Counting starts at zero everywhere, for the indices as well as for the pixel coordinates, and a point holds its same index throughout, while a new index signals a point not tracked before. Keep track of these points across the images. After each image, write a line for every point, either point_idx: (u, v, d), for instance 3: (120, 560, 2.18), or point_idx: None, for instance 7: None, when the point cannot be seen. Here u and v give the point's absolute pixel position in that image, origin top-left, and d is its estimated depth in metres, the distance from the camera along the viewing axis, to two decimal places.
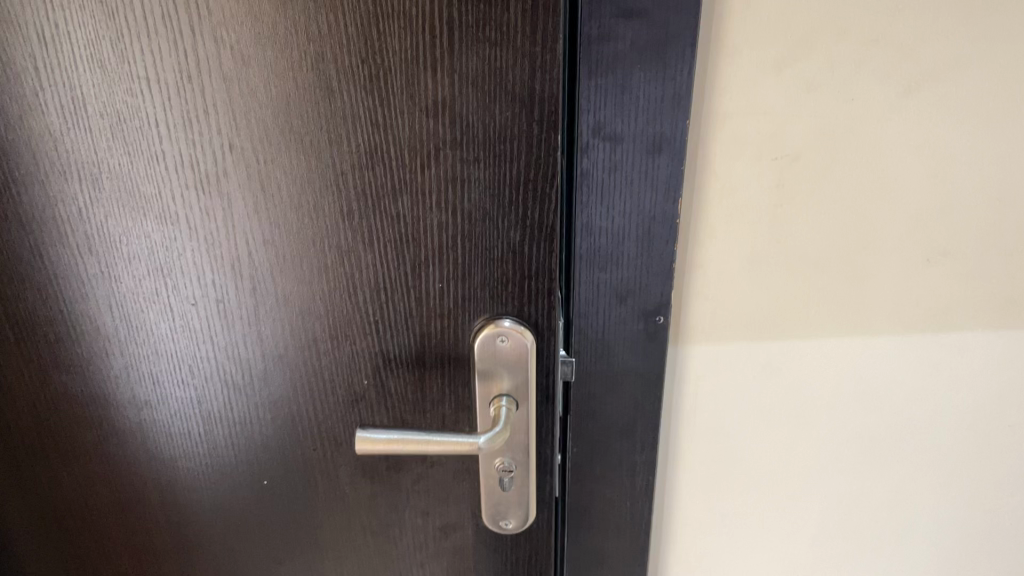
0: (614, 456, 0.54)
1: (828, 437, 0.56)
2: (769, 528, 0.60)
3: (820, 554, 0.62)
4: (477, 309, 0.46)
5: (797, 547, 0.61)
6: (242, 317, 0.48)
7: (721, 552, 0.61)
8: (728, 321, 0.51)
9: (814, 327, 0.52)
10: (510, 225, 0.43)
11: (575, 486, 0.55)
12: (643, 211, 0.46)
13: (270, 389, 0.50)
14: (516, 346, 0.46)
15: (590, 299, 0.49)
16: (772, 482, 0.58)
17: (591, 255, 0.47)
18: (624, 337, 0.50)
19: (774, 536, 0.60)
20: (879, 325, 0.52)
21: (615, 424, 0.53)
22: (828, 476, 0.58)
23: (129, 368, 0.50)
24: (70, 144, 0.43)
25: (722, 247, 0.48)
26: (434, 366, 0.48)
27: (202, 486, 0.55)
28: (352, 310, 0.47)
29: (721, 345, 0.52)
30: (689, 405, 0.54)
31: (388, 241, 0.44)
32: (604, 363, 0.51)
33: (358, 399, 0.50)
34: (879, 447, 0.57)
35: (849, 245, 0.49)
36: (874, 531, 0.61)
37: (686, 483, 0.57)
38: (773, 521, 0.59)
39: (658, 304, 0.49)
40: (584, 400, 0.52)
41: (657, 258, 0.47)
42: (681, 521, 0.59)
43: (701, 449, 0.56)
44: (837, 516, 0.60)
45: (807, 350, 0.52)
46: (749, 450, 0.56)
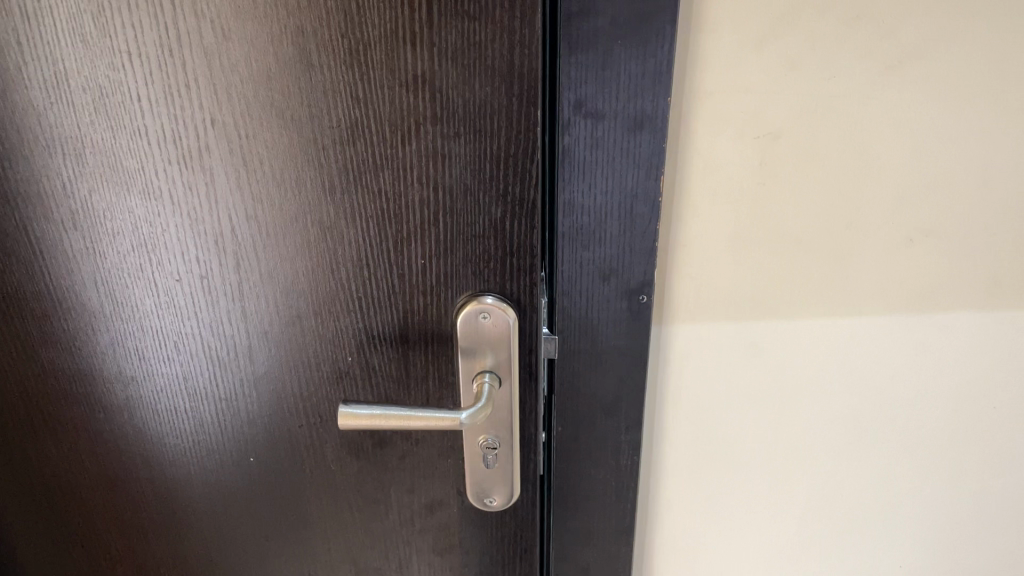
0: (598, 434, 0.54)
1: (813, 418, 0.56)
2: (755, 508, 0.60)
3: (805, 535, 0.62)
4: (459, 286, 0.46)
5: (783, 527, 0.61)
6: (226, 292, 0.48)
7: (707, 533, 0.61)
8: (711, 300, 0.51)
9: (798, 306, 0.52)
10: (491, 201, 0.43)
11: (560, 464, 0.55)
12: (625, 189, 0.46)
13: (255, 366, 0.51)
14: (498, 323, 0.46)
15: (574, 278, 0.49)
16: (757, 462, 0.58)
17: (574, 233, 0.47)
18: (608, 315, 0.50)
19: (760, 516, 0.60)
20: (863, 305, 0.52)
21: (600, 402, 0.53)
22: (813, 457, 0.58)
23: (115, 344, 0.51)
24: (54, 119, 0.43)
25: (705, 226, 0.49)
26: (418, 343, 0.48)
27: (189, 462, 0.55)
28: (336, 286, 0.47)
29: (705, 324, 0.52)
30: (673, 384, 0.54)
31: (370, 217, 0.44)
32: (587, 341, 0.51)
33: (343, 375, 0.50)
34: (864, 428, 0.57)
35: (833, 223, 0.49)
36: (860, 512, 0.61)
37: (672, 462, 0.58)
38: (758, 502, 0.60)
39: (642, 283, 0.49)
40: (568, 379, 0.52)
41: (639, 236, 0.47)
42: (667, 501, 0.59)
43: (686, 429, 0.56)
44: (823, 496, 0.60)
45: (792, 330, 0.53)
46: (734, 430, 0.56)
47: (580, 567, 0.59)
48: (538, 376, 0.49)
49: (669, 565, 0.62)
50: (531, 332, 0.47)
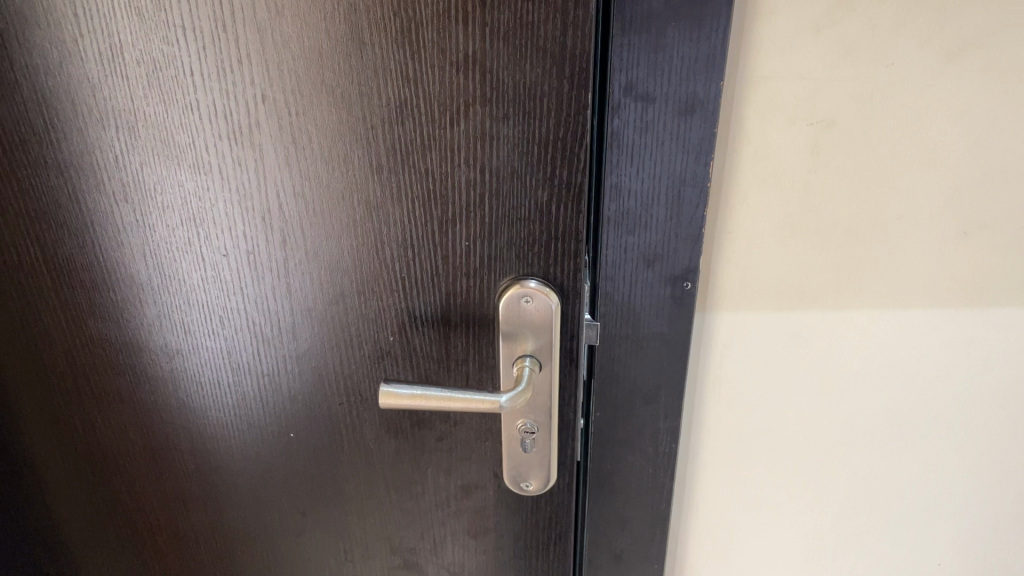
0: (636, 422, 0.54)
1: (855, 413, 0.55)
2: (792, 503, 0.59)
3: (843, 531, 0.61)
4: (502, 269, 0.46)
5: (819, 523, 0.60)
6: (271, 269, 0.48)
7: (741, 526, 0.60)
8: (756, 290, 0.50)
9: (845, 299, 0.51)
10: (537, 184, 0.43)
11: (597, 451, 0.55)
12: (673, 174, 0.45)
13: (298, 343, 0.51)
14: (541, 308, 0.46)
15: (617, 264, 0.48)
16: (797, 455, 0.57)
17: (619, 217, 0.47)
18: (650, 302, 0.49)
19: (797, 511, 0.60)
20: (912, 299, 0.51)
21: (639, 390, 0.53)
22: (854, 452, 0.57)
23: (162, 317, 0.52)
24: (108, 92, 0.44)
25: (753, 214, 0.48)
26: (459, 325, 0.48)
27: (230, 436, 0.56)
28: (379, 266, 0.47)
29: (750, 314, 0.51)
30: (714, 374, 0.54)
31: (416, 197, 0.44)
32: (629, 328, 0.50)
33: (384, 355, 0.50)
34: (907, 425, 0.56)
35: (884, 215, 0.48)
36: (899, 509, 0.60)
37: (709, 453, 0.57)
38: (795, 497, 0.59)
39: (686, 270, 0.48)
40: (607, 365, 0.52)
41: (686, 222, 0.47)
42: (703, 493, 0.59)
43: (725, 420, 0.56)
44: (861, 493, 0.59)
45: (837, 323, 0.52)
46: (774, 422, 0.56)
47: (614, 556, 0.59)
48: (579, 361, 0.49)
49: (702, 559, 0.62)
50: (573, 318, 0.47)
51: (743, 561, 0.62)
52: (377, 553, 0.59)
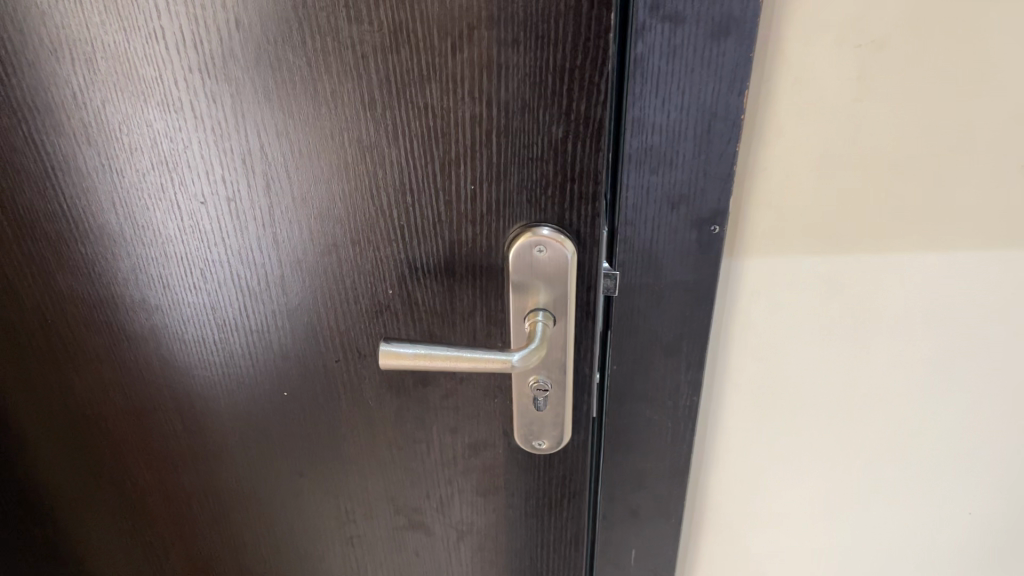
0: (656, 374, 0.50)
1: (889, 361, 0.52)
2: (818, 455, 0.56)
3: (872, 486, 0.58)
4: (512, 215, 0.42)
5: (848, 477, 0.57)
6: (255, 217, 0.44)
7: (764, 481, 0.57)
8: (790, 232, 0.46)
9: (887, 241, 0.46)
10: (551, 119, 0.38)
11: (613, 405, 0.52)
12: (703, 105, 0.40)
13: (288, 298, 0.47)
14: (555, 257, 0.42)
15: (638, 206, 0.44)
16: (824, 405, 0.54)
17: (642, 154, 0.42)
18: (674, 248, 0.45)
19: (824, 464, 0.56)
20: (960, 239, 0.47)
21: (660, 341, 0.49)
22: (886, 401, 0.54)
23: (137, 270, 0.47)
24: (60, 18, 0.39)
25: (790, 148, 0.43)
26: (464, 277, 0.44)
27: (217, 395, 0.52)
28: (376, 212, 0.42)
29: (781, 258, 0.47)
30: (741, 323, 0.50)
31: (415, 135, 0.40)
32: (650, 275, 0.46)
33: (383, 309, 0.46)
34: (945, 374, 0.52)
35: (934, 148, 0.43)
36: (933, 463, 0.56)
37: (732, 404, 0.54)
38: (822, 449, 0.56)
39: (714, 212, 0.44)
40: (626, 316, 0.48)
41: (715, 159, 0.42)
42: (725, 445, 0.56)
43: (750, 370, 0.52)
44: (892, 446, 0.56)
45: (875, 267, 0.47)
46: (802, 372, 0.52)
47: (630, 510, 0.56)
48: (596, 314, 0.45)
49: (722, 514, 0.59)
50: (590, 267, 0.43)
51: (766, 516, 0.59)
52: (380, 512, 0.56)
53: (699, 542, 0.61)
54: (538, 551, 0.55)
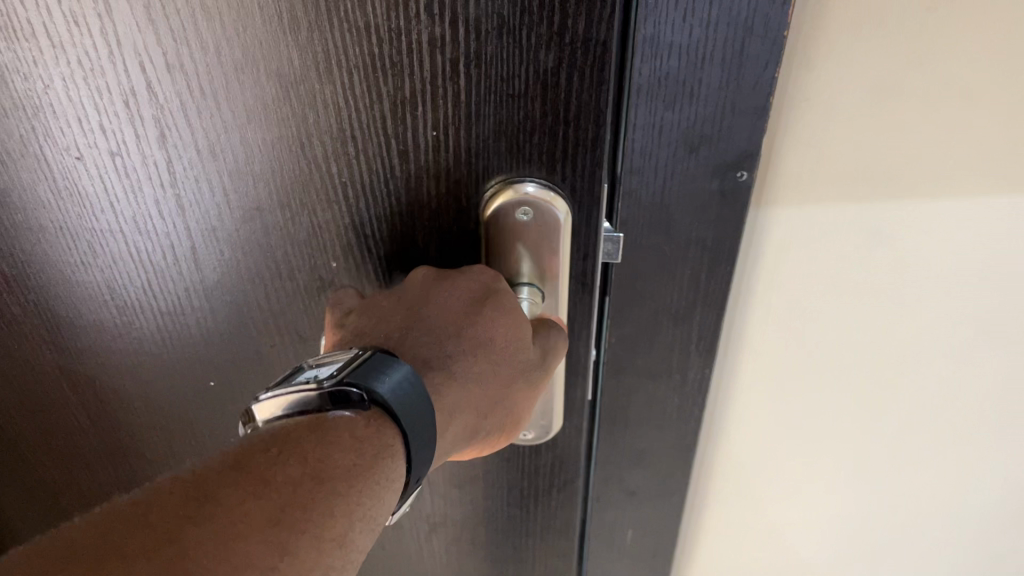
0: (661, 345, 0.42)
1: (938, 332, 0.43)
2: (848, 432, 0.48)
3: (909, 469, 0.50)
4: (487, 168, 0.32)
5: (880, 458, 0.49)
6: (150, 175, 0.34)
7: (776, 459, 0.50)
8: (830, 175, 0.37)
9: (950, 185, 0.38)
10: (540, 42, 0.28)
11: (609, 380, 0.44)
12: (736, 19, 0.31)
13: (204, 271, 0.37)
14: (542, 220, 0.32)
15: (647, 150, 0.34)
16: (860, 379, 0.45)
17: (653, 85, 0.32)
18: (689, 201, 0.36)
19: (853, 442, 0.49)
20: None
21: (668, 307, 0.40)
22: (934, 376, 0.45)
23: (9, 241, 0.37)
24: None
25: (838, 68, 0.34)
26: (428, 245, 0.35)
27: (126, 385, 0.43)
28: (308, 168, 0.32)
29: (819, 205, 0.38)
30: (765, 280, 0.42)
31: (354, 66, 0.29)
32: (660, 232, 0.37)
33: (325, 285, 0.37)
34: (1009, 350, 0.44)
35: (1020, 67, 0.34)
36: (985, 446, 0.48)
37: (749, 372, 0.46)
38: (852, 426, 0.48)
39: (740, 156, 0.35)
40: (628, 280, 0.39)
41: (746, 89, 0.33)
42: (733, 418, 0.48)
43: (769, 337, 0.44)
44: (937, 426, 0.47)
45: (929, 217, 0.39)
46: (831, 341, 0.44)
47: (627, 491, 0.49)
48: (593, 288, 0.36)
49: (726, 491, 0.52)
50: (589, 229, 0.33)
51: (777, 498, 0.52)
52: None
53: (700, 519, 0.54)
54: (524, 540, 0.48)
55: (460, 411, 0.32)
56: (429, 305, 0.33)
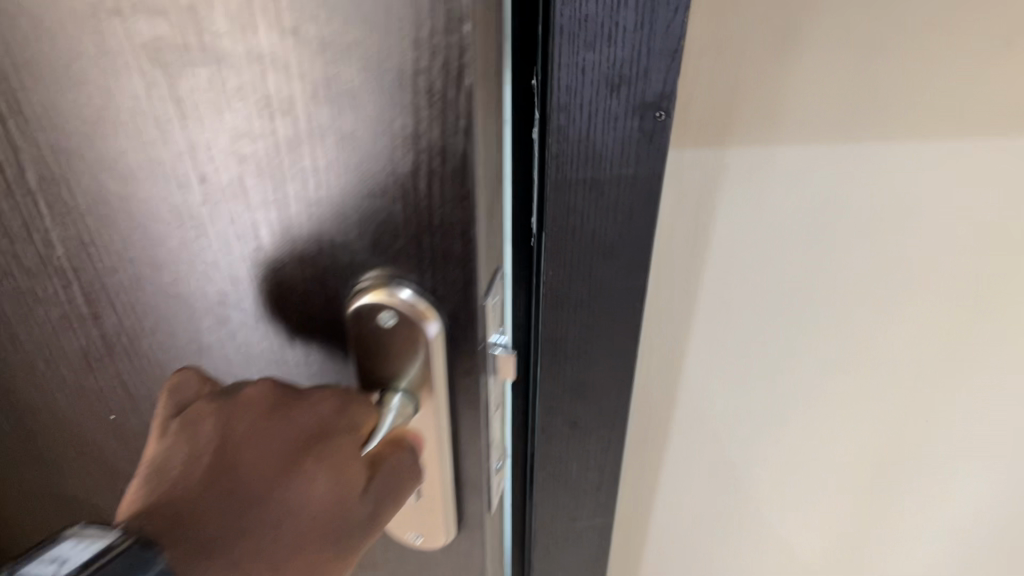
0: (593, 282, 0.45)
1: (859, 265, 0.50)
2: (758, 347, 0.55)
3: (810, 378, 0.57)
4: (364, 262, 0.36)
5: (787, 368, 0.56)
6: (75, 202, 0.39)
7: (713, 380, 0.57)
8: (781, 132, 0.43)
9: (842, 122, 0.42)
10: (398, 151, 0.31)
11: (548, 316, 0.47)
12: None
13: (136, 273, 0.41)
14: (409, 329, 0.36)
15: (572, 90, 0.38)
16: (768, 300, 0.51)
17: (574, 27, 0.36)
18: (614, 139, 0.40)
19: (762, 356, 0.55)
20: (921, 122, 0.43)
21: (599, 244, 0.44)
22: (832, 296, 0.51)
23: None
24: None
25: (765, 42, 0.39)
26: (325, 324, 0.39)
27: (90, 343, 0.47)
28: (203, 226, 0.37)
29: (726, 142, 0.43)
30: (682, 212, 0.46)
31: (225, 150, 0.33)
32: (589, 171, 0.41)
33: (228, 324, 0.41)
34: (893, 271, 0.50)
35: (922, 32, 0.39)
36: (874, 355, 0.56)
37: (669, 296, 0.51)
38: (761, 343, 0.54)
39: (659, 96, 0.38)
40: (561, 218, 0.43)
41: (661, 33, 0.36)
42: (661, 341, 0.54)
43: (691, 272, 0.50)
44: (834, 340, 0.54)
45: (854, 162, 0.45)
46: (745, 266, 0.49)
47: (570, 423, 0.53)
48: (466, 392, 0.40)
49: (662, 405, 0.59)
50: (463, 343, 0.37)
51: (716, 414, 0.60)
52: None
53: (638, 429, 0.61)
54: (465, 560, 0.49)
55: (269, 542, 0.35)
56: (244, 461, 0.36)
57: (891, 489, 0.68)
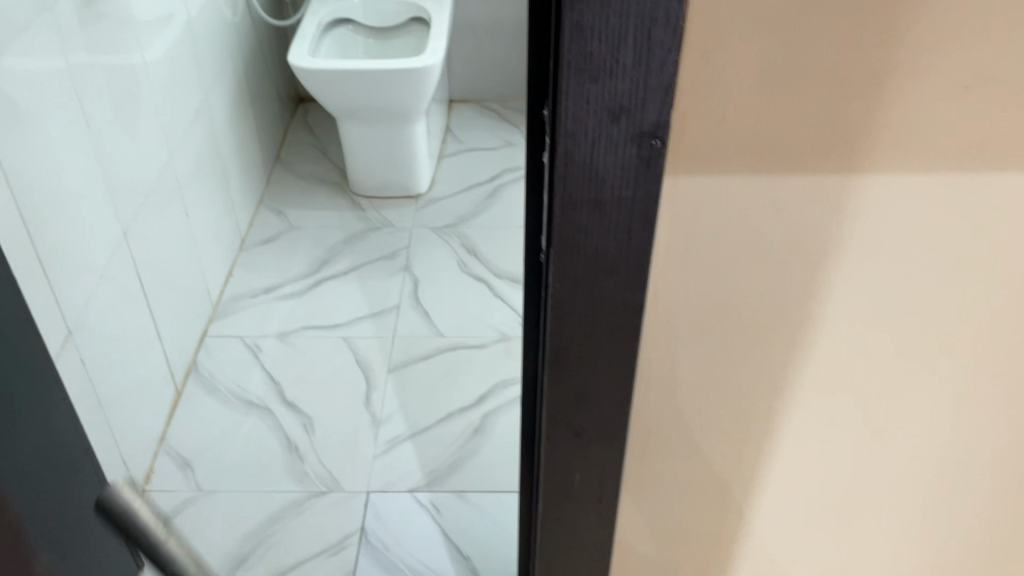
0: (597, 295, 0.50)
1: (962, 289, 0.53)
2: (756, 376, 0.58)
3: (808, 409, 0.60)
4: None
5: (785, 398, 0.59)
6: None
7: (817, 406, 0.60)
8: (770, 168, 0.47)
9: (827, 160, 0.47)
10: None
11: (557, 325, 0.52)
12: (644, 11, 0.40)
13: None
14: None
15: (579, 117, 0.43)
16: (764, 329, 0.55)
17: (581, 62, 0.41)
18: (617, 164, 0.45)
19: (762, 385, 0.58)
20: (900, 162, 0.47)
21: (602, 259, 0.49)
22: (825, 326, 0.55)
23: None
24: None
25: (883, 80, 0.44)
26: None
27: None
28: None
29: (721, 178, 0.47)
30: (682, 246, 0.50)
31: None
32: (594, 191, 0.46)
33: None
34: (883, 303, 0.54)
35: (955, 79, 0.44)
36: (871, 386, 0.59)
37: (671, 329, 0.54)
38: (759, 371, 0.58)
39: (656, 125, 0.44)
40: (569, 233, 0.48)
41: (657, 68, 0.41)
42: (763, 366, 0.57)
43: (804, 295, 0.53)
44: (829, 371, 0.58)
45: (942, 194, 0.48)
46: (742, 296, 0.53)
47: (574, 432, 0.57)
48: None
49: (758, 432, 0.62)
50: None
51: (796, 441, 0.62)
52: None
53: (718, 457, 0.63)
54: None
55: None
56: None
57: (894, 531, 0.69)
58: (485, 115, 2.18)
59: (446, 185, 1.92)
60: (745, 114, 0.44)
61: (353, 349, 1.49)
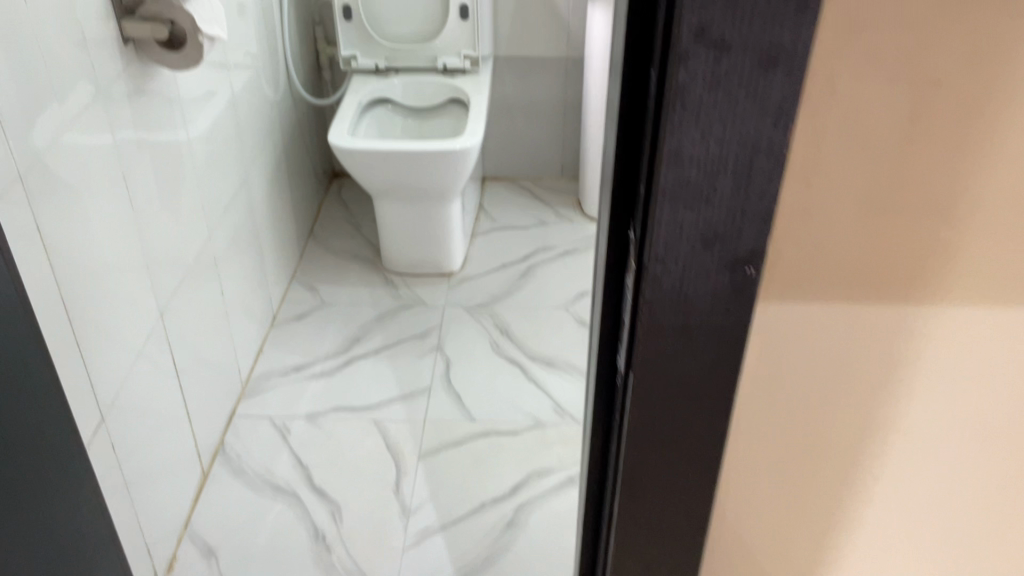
0: (676, 423, 0.47)
1: None
2: (836, 501, 0.55)
3: (891, 538, 0.57)
4: None
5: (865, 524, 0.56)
6: None
7: (899, 533, 0.56)
8: (865, 298, 0.44)
9: (926, 292, 0.44)
10: None
11: (632, 454, 0.48)
12: (747, 140, 0.38)
13: None
14: None
15: (671, 244, 0.41)
16: (848, 455, 0.52)
17: (677, 189, 0.39)
18: (707, 291, 0.42)
19: (841, 510, 0.55)
20: (1004, 295, 0.44)
21: (685, 388, 0.46)
22: (914, 454, 0.52)
23: None
24: None
25: (986, 209, 0.41)
26: None
27: None
28: None
29: (813, 307, 0.45)
30: (766, 372, 0.47)
31: None
32: (680, 318, 0.43)
33: None
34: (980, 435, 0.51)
35: None
36: (961, 519, 0.55)
37: (750, 452, 0.52)
38: (839, 496, 0.54)
39: (750, 254, 0.41)
40: (651, 360, 0.45)
41: (756, 197, 0.39)
42: (850, 490, 0.54)
43: (878, 418, 0.50)
44: (916, 500, 0.54)
45: None
46: (827, 423, 0.50)
47: (641, 564, 0.53)
48: None
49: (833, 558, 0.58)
50: None
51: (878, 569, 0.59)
52: None
53: None
54: None
55: None
56: None
57: None
58: (518, 193, 2.18)
59: (479, 264, 1.91)
60: (833, 242, 0.42)
61: (384, 435, 1.45)
